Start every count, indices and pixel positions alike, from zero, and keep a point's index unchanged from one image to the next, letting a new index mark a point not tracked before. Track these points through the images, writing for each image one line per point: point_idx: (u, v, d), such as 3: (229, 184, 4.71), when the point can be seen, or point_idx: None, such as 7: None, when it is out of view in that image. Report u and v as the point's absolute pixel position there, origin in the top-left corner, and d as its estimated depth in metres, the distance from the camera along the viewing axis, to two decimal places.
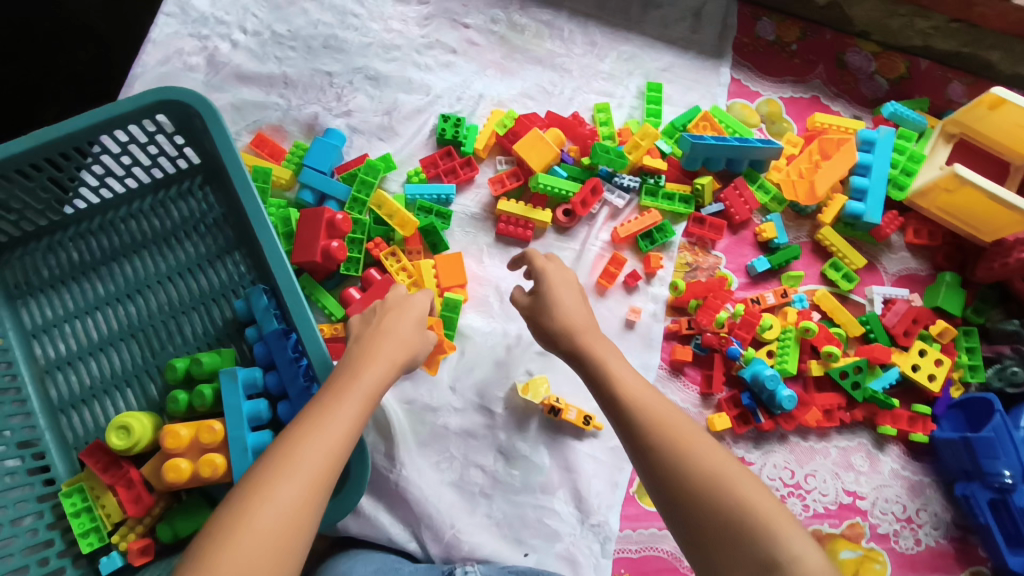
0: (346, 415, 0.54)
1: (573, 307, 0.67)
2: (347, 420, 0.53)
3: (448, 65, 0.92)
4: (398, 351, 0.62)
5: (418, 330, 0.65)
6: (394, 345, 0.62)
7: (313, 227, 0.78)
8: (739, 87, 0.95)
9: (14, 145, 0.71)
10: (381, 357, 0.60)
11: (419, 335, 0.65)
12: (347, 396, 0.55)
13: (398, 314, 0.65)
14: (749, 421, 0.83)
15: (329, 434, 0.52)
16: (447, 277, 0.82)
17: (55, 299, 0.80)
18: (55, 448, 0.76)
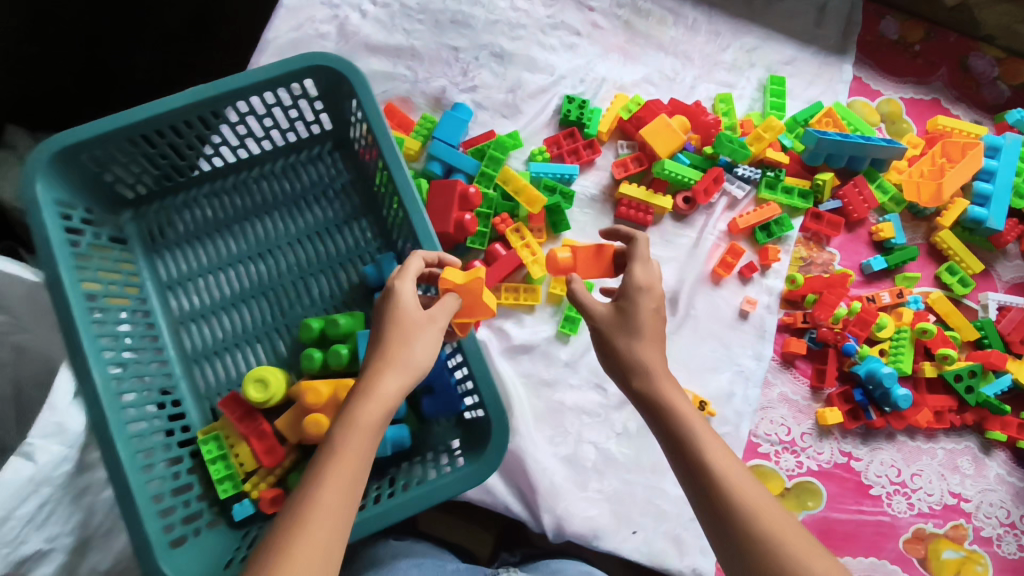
0: (329, 490, 0.47)
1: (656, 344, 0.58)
2: (326, 518, 0.46)
3: (572, 46, 0.92)
4: (390, 374, 0.53)
5: (414, 336, 0.55)
6: (378, 390, 0.52)
7: (446, 198, 0.79)
8: (859, 85, 0.95)
9: (174, 101, 0.73)
10: (364, 393, 0.52)
11: (414, 339, 0.55)
12: (326, 485, 0.47)
13: (385, 328, 0.55)
14: (859, 418, 0.84)
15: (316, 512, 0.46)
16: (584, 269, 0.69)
17: (190, 254, 0.83)
18: (189, 396, 0.79)
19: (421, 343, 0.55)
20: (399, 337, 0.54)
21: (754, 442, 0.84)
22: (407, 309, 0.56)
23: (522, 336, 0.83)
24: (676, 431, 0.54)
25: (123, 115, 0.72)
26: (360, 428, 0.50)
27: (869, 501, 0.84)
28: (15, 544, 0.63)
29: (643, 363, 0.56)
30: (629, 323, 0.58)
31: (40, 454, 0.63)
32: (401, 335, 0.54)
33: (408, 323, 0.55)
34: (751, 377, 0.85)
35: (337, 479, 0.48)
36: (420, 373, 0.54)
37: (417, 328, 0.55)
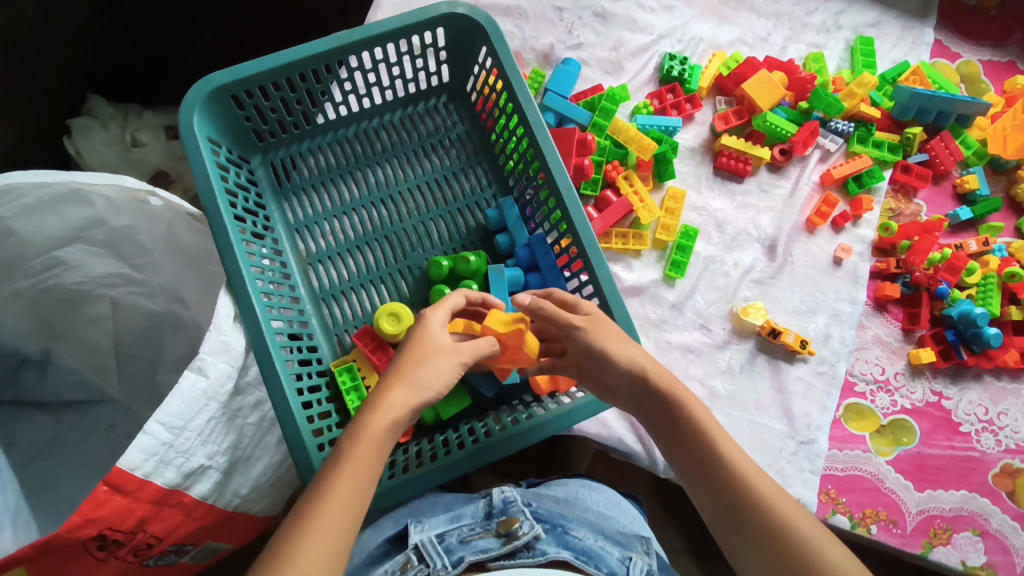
0: (340, 492, 0.50)
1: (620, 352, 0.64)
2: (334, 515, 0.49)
3: (670, 8, 0.97)
4: (409, 393, 0.57)
5: (433, 356, 0.61)
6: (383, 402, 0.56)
7: (566, 144, 0.84)
8: (941, 47, 0.99)
9: (319, 45, 0.76)
10: (384, 401, 0.56)
11: (438, 360, 0.60)
12: (337, 486, 0.51)
13: (415, 349, 0.61)
14: (950, 357, 0.88)
15: (326, 496, 0.50)
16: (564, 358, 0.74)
17: (315, 199, 0.86)
18: (320, 331, 0.82)
19: (432, 366, 0.59)
20: (420, 356, 0.60)
21: (850, 381, 0.87)
22: (428, 334, 0.62)
23: (632, 278, 0.87)
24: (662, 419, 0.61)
25: (273, 57, 0.75)
26: (373, 430, 0.54)
27: (959, 437, 0.87)
28: (187, 455, 0.63)
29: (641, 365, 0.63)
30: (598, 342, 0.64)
31: (211, 369, 0.65)
32: (427, 356, 0.60)
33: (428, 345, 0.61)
34: (846, 320, 0.89)
35: (347, 482, 0.51)
36: (431, 392, 0.58)
37: (439, 348, 0.61)
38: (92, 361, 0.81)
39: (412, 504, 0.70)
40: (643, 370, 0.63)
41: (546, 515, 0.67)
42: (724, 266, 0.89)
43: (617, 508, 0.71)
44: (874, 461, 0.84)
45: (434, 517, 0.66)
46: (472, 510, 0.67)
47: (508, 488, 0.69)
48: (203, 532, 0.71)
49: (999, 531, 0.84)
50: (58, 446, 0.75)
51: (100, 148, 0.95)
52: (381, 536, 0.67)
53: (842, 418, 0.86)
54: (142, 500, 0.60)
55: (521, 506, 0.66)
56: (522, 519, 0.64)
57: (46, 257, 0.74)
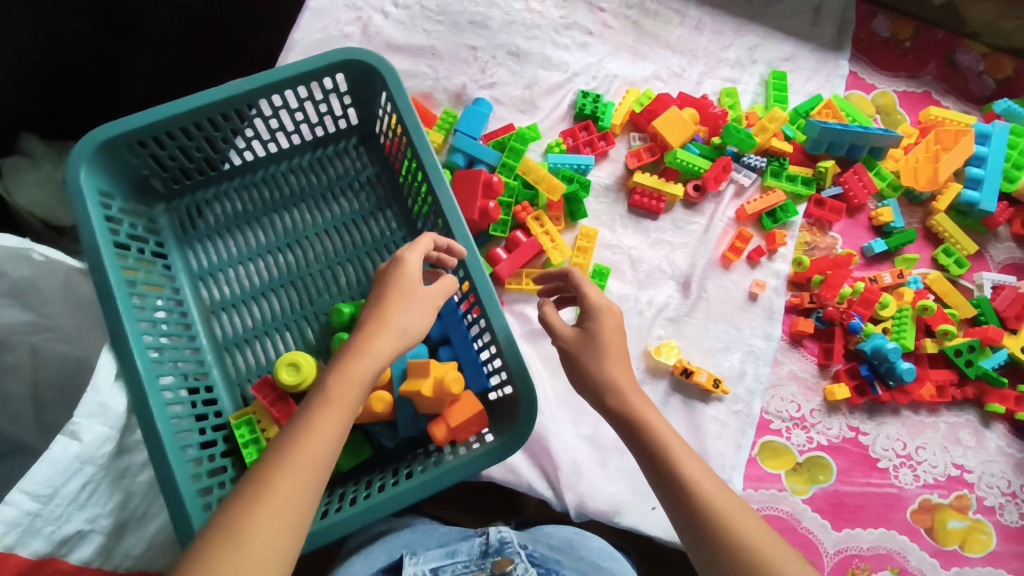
0: (323, 429, 0.50)
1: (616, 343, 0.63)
2: (317, 453, 0.49)
3: (584, 45, 0.97)
4: (390, 334, 0.57)
5: (404, 318, 0.59)
6: (368, 340, 0.56)
7: (470, 188, 0.82)
8: (856, 79, 1.00)
9: (212, 95, 0.75)
10: (356, 365, 0.54)
11: (409, 319, 0.59)
12: (319, 423, 0.51)
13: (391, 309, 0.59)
14: (865, 393, 0.88)
15: (291, 458, 0.49)
16: (456, 416, 0.72)
17: (221, 245, 0.85)
18: (221, 381, 0.81)
19: (411, 310, 0.59)
20: (392, 319, 0.58)
21: (766, 419, 0.87)
22: (409, 275, 0.61)
23: None
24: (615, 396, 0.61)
25: (165, 108, 0.75)
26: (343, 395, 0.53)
27: (877, 473, 0.86)
28: (59, 523, 0.62)
29: (611, 381, 0.61)
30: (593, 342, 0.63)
31: (86, 432, 0.63)
32: (400, 317, 0.59)
33: (400, 302, 0.60)
34: (762, 356, 0.88)
35: (332, 416, 0.51)
36: (411, 339, 0.59)
37: (412, 307, 0.60)
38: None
39: (405, 536, 0.72)
40: (616, 387, 0.61)
41: (541, 559, 0.71)
42: (638, 304, 0.88)
43: (611, 558, 0.72)
44: (790, 501, 0.83)
45: (429, 551, 0.70)
46: (467, 547, 0.71)
47: (507, 532, 0.72)
48: None
49: (917, 569, 0.83)
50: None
51: (34, 188, 0.94)
52: (373, 566, 0.68)
53: (757, 457, 0.85)
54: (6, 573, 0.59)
55: (516, 548, 0.70)
56: (516, 561, 0.68)
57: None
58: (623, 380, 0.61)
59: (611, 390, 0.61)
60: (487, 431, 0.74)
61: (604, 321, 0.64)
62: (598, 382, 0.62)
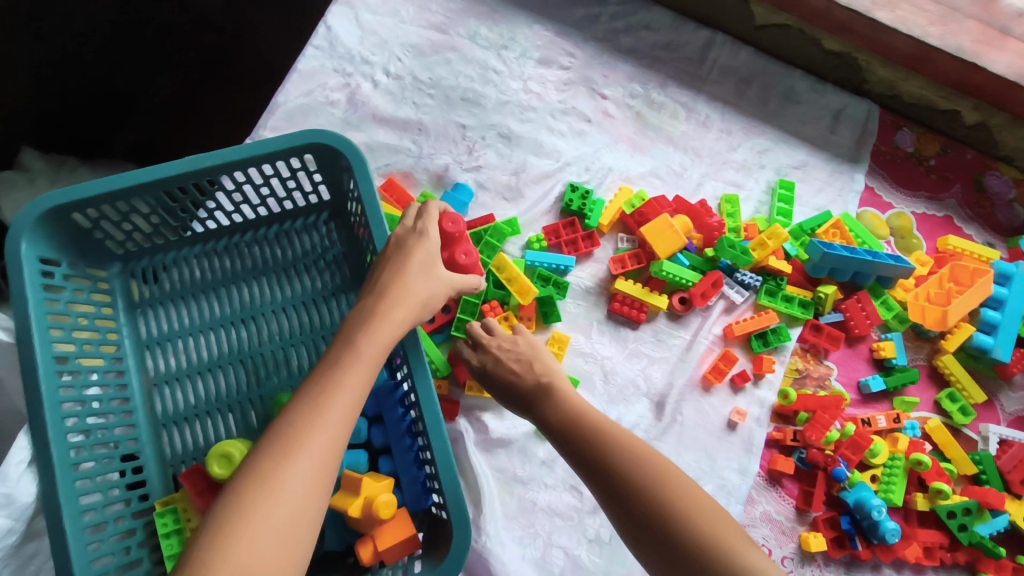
0: (354, 378, 0.54)
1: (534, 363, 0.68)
2: (349, 402, 0.53)
3: (581, 133, 0.92)
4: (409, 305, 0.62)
5: (400, 319, 0.61)
6: (405, 309, 0.62)
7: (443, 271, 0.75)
8: (871, 195, 0.93)
9: (171, 168, 0.72)
10: (342, 378, 0.54)
11: (400, 314, 0.61)
12: (348, 376, 0.54)
13: (375, 310, 0.60)
14: (844, 546, 0.80)
15: (284, 483, 0.47)
16: (384, 539, 0.66)
17: (173, 313, 0.82)
18: (152, 462, 0.76)
19: (430, 287, 0.65)
20: (381, 322, 0.59)
21: None
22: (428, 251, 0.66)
23: (500, 430, 0.80)
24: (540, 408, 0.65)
25: (120, 177, 0.71)
26: (337, 408, 0.52)
27: None
28: None
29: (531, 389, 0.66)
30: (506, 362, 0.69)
31: None
32: (387, 319, 0.60)
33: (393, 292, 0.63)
34: (734, 492, 0.81)
35: (362, 372, 0.55)
36: (427, 314, 0.64)
37: (400, 308, 0.61)
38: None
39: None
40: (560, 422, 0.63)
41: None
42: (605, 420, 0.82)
43: None
44: None
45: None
46: None
47: None
48: None
49: None
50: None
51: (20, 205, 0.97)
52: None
53: None
54: None
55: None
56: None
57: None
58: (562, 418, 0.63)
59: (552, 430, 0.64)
60: (419, 556, 0.68)
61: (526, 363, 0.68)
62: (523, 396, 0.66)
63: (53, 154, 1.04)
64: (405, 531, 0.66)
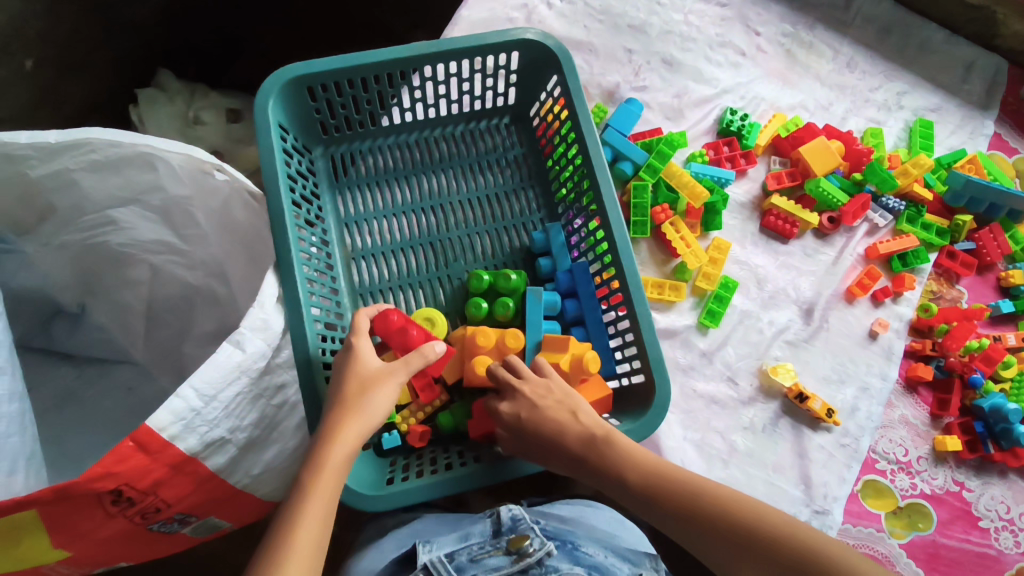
0: (308, 518, 0.54)
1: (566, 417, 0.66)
2: (306, 546, 0.52)
3: (736, 65, 0.99)
4: (357, 416, 0.61)
5: (345, 443, 0.60)
6: (355, 427, 0.61)
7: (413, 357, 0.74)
8: (999, 141, 1.00)
9: (397, 52, 0.79)
10: (301, 516, 0.54)
11: (349, 431, 0.60)
12: (302, 518, 0.54)
13: (325, 435, 0.60)
14: (976, 449, 0.87)
15: None
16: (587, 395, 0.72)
17: (368, 197, 0.88)
18: (353, 326, 0.82)
19: (378, 395, 0.63)
20: (333, 445, 0.59)
21: (872, 458, 0.86)
22: (365, 362, 0.65)
23: (666, 322, 0.87)
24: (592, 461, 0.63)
25: (352, 56, 0.78)
26: (302, 544, 0.52)
27: (977, 532, 0.84)
28: (212, 425, 0.64)
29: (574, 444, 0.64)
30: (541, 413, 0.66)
31: (248, 343, 0.65)
32: (336, 442, 0.59)
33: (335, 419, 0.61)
34: (875, 395, 0.87)
35: (315, 510, 0.55)
36: (379, 421, 0.63)
37: (350, 427, 0.61)
38: (120, 321, 0.87)
39: (415, 525, 0.70)
40: (575, 456, 0.64)
41: (555, 531, 0.68)
42: (759, 322, 0.89)
43: (622, 527, 0.71)
44: (887, 543, 0.82)
45: (443, 536, 0.67)
46: (481, 527, 0.67)
47: (515, 506, 0.69)
48: (209, 506, 0.72)
49: None
50: (69, 401, 0.83)
51: (163, 119, 1.04)
52: (385, 557, 0.67)
53: (859, 493, 0.84)
54: (161, 462, 0.61)
55: (530, 523, 0.66)
56: (532, 537, 0.65)
57: (101, 214, 0.81)
58: (579, 444, 0.64)
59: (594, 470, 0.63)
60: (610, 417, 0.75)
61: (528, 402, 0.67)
62: (566, 453, 0.64)
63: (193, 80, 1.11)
64: (605, 394, 0.72)
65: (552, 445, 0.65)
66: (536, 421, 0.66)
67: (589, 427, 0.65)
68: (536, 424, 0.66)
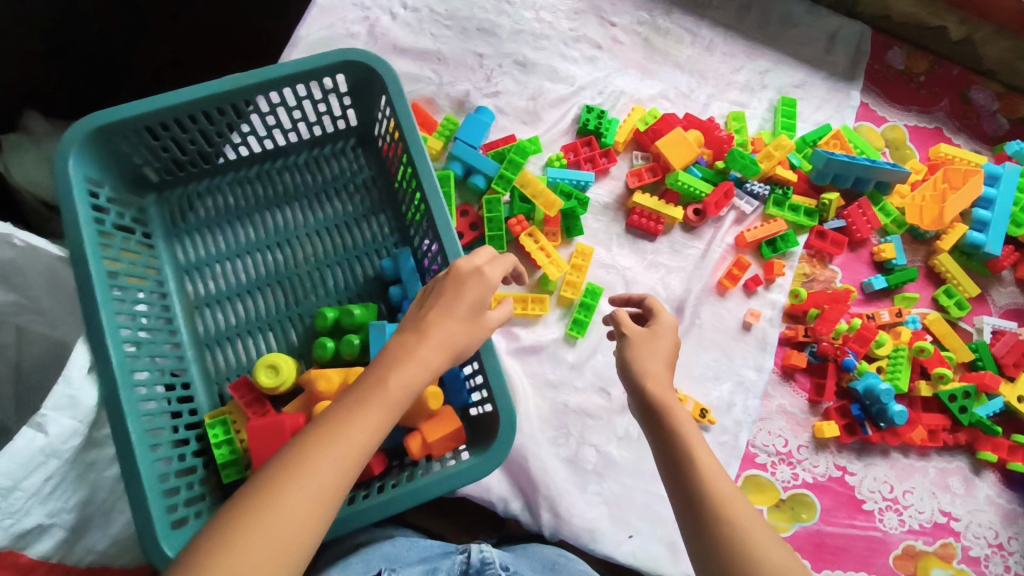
0: (367, 422, 0.49)
1: (656, 360, 0.61)
2: (353, 451, 0.48)
3: (592, 59, 0.95)
4: (450, 343, 0.56)
5: (428, 362, 0.54)
6: (437, 350, 0.55)
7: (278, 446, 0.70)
8: (866, 111, 0.98)
9: (209, 88, 0.74)
10: (354, 421, 0.49)
11: (436, 354, 0.54)
12: (357, 422, 0.49)
13: (413, 342, 0.55)
14: (856, 432, 0.86)
15: (250, 550, 0.43)
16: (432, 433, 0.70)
17: (208, 240, 0.84)
18: (199, 379, 0.79)
19: (471, 330, 0.57)
20: (407, 366, 0.53)
21: (751, 452, 0.85)
22: (486, 290, 0.59)
23: (531, 338, 0.85)
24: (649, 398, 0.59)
25: (158, 98, 0.73)
26: (346, 449, 0.48)
27: (861, 516, 0.84)
28: (18, 516, 0.61)
29: (647, 379, 0.59)
30: (647, 346, 0.62)
31: (51, 425, 0.62)
32: (420, 357, 0.54)
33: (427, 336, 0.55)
34: (751, 388, 0.86)
35: (377, 417, 0.50)
36: (462, 354, 0.57)
37: (428, 352, 0.54)
38: None
39: (385, 548, 0.68)
40: (650, 380, 0.59)
41: None
42: None
43: None
44: None
45: (410, 568, 0.67)
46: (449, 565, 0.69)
47: (489, 552, 0.70)
48: None
49: None
50: None
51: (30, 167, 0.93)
52: None
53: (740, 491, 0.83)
54: None
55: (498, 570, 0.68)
56: None
57: None
58: (657, 380, 0.60)
59: (646, 409, 0.58)
60: (465, 448, 0.72)
61: (663, 334, 0.63)
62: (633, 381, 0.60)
63: (56, 118, 1.00)
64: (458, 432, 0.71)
65: (628, 366, 0.61)
66: (637, 351, 0.62)
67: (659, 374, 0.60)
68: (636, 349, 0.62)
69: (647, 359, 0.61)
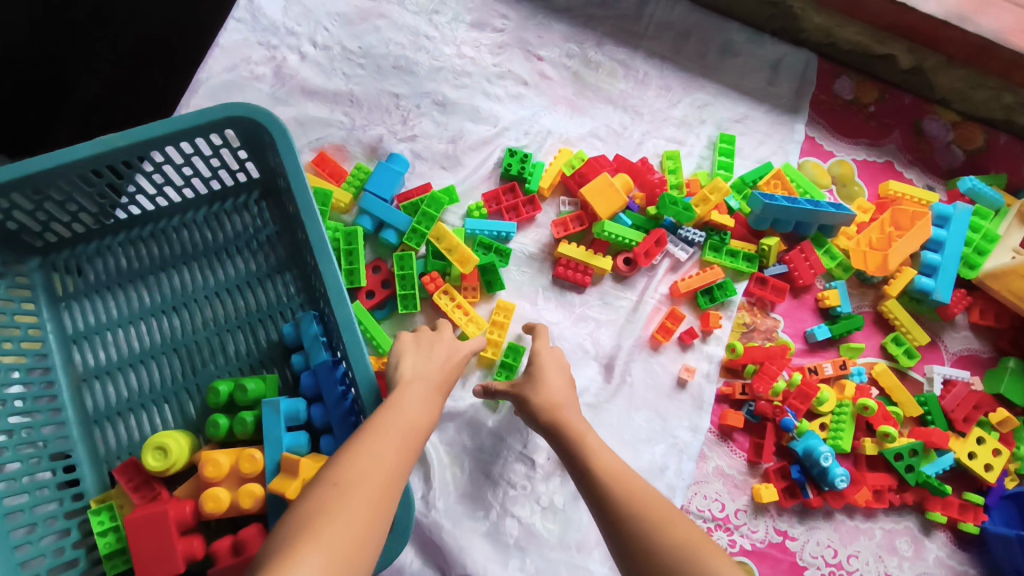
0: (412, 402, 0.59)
1: (557, 382, 0.68)
2: (412, 421, 0.57)
3: (518, 96, 0.90)
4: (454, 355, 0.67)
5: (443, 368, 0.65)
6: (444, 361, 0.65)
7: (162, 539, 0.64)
8: (812, 145, 0.93)
9: (80, 150, 0.68)
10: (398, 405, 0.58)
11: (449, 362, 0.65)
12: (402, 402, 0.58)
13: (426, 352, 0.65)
14: (796, 496, 0.81)
15: (346, 491, 0.48)
16: None
17: (99, 305, 0.78)
18: (85, 460, 0.73)
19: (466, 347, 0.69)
20: (427, 372, 0.63)
21: None
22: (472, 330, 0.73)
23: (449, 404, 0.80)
24: (551, 421, 0.64)
25: (21, 163, 0.67)
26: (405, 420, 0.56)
27: None
28: None
29: (552, 401, 0.66)
30: (535, 377, 0.68)
31: None
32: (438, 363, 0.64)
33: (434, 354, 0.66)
34: (685, 450, 0.81)
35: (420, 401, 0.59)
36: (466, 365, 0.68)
37: (437, 366, 0.64)
38: None
39: None
40: (554, 404, 0.65)
41: None
42: None
43: None
44: None
45: None
46: None
47: None
48: None
49: None
50: None
51: None
52: None
53: None
54: None
55: None
56: None
57: None
58: (561, 401, 0.66)
59: (555, 429, 0.64)
60: None
61: (543, 357, 0.70)
62: (539, 407, 0.66)
63: None
64: None
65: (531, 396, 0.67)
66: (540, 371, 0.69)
67: (558, 395, 0.67)
68: (541, 370, 0.69)
69: (549, 384, 0.68)
